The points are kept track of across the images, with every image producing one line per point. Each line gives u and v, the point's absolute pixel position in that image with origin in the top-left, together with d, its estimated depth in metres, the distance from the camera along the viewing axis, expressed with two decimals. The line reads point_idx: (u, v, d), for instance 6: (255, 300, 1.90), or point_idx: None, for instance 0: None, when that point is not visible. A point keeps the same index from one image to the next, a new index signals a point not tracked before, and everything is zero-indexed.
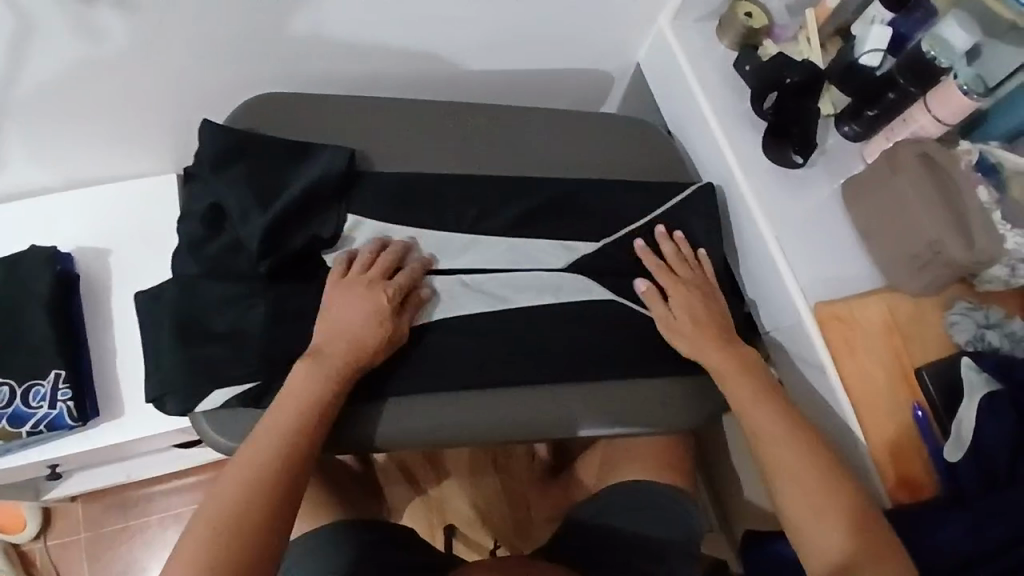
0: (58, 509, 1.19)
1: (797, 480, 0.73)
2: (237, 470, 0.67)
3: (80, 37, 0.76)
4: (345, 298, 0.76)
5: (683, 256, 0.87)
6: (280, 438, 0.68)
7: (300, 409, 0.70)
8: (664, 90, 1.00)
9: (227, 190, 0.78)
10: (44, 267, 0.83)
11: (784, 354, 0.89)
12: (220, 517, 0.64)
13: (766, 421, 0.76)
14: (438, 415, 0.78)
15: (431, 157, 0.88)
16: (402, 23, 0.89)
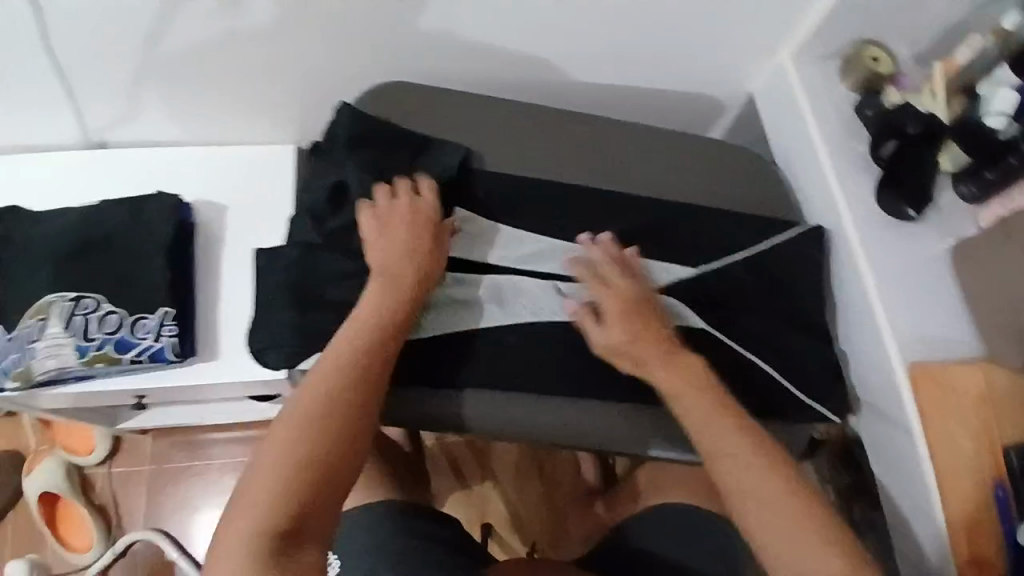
0: (125, 441, 1.28)
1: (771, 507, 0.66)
2: (305, 405, 0.67)
3: (230, 6, 0.81)
4: (399, 236, 0.78)
5: (615, 256, 0.82)
6: (349, 374, 0.69)
7: (361, 360, 0.69)
8: (776, 126, 0.99)
9: (351, 170, 0.83)
10: (167, 213, 0.89)
11: (868, 406, 0.87)
12: (293, 453, 0.63)
13: (721, 439, 0.69)
14: (519, 411, 0.80)
15: (542, 163, 0.90)
16: (526, 25, 0.90)
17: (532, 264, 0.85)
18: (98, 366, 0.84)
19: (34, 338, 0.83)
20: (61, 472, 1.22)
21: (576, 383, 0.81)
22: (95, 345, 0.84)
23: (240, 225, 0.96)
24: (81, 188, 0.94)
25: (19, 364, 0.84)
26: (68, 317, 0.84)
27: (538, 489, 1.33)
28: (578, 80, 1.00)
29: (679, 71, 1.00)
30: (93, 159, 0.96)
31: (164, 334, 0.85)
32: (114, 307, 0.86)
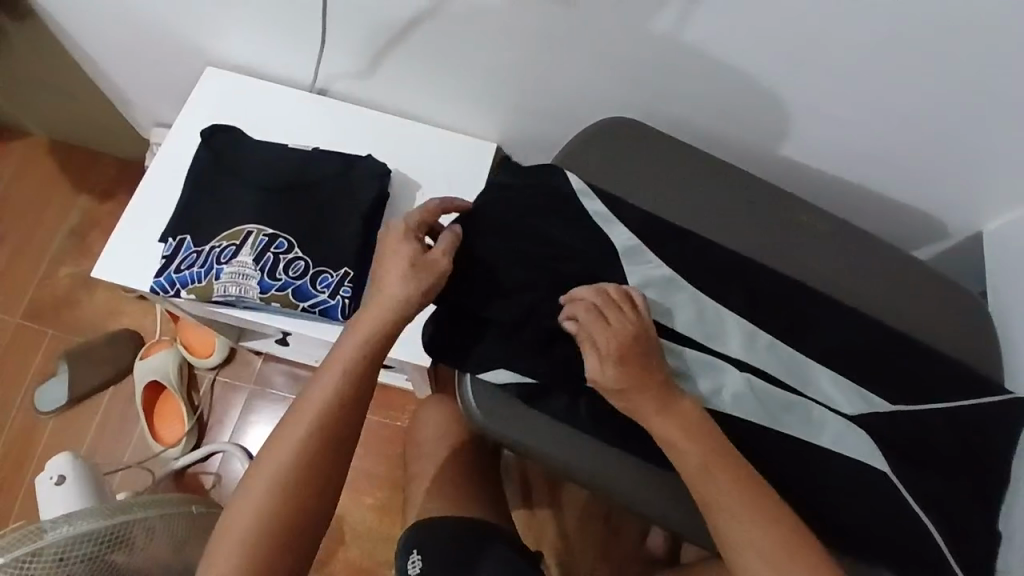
0: (239, 355, 1.32)
1: (732, 512, 0.65)
2: (292, 427, 0.71)
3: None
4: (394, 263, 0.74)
5: (607, 292, 0.72)
6: (314, 436, 0.70)
7: (333, 399, 0.72)
8: (1001, 273, 0.91)
9: (549, 195, 0.81)
10: (371, 177, 0.91)
11: None
12: (269, 492, 0.68)
13: (693, 457, 0.66)
14: (661, 495, 0.72)
15: (750, 246, 0.84)
16: (778, 91, 0.88)
17: (726, 347, 0.77)
18: (273, 305, 0.86)
19: (222, 260, 0.86)
20: (173, 364, 1.28)
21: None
22: (277, 285, 0.85)
23: (429, 206, 0.97)
24: (305, 124, 1.02)
25: (200, 280, 0.86)
26: (260, 252, 0.86)
27: (600, 540, 1.30)
28: (803, 159, 0.97)
29: (907, 183, 0.95)
30: (318, 98, 1.04)
31: (340, 293, 0.86)
32: (302, 254, 0.87)
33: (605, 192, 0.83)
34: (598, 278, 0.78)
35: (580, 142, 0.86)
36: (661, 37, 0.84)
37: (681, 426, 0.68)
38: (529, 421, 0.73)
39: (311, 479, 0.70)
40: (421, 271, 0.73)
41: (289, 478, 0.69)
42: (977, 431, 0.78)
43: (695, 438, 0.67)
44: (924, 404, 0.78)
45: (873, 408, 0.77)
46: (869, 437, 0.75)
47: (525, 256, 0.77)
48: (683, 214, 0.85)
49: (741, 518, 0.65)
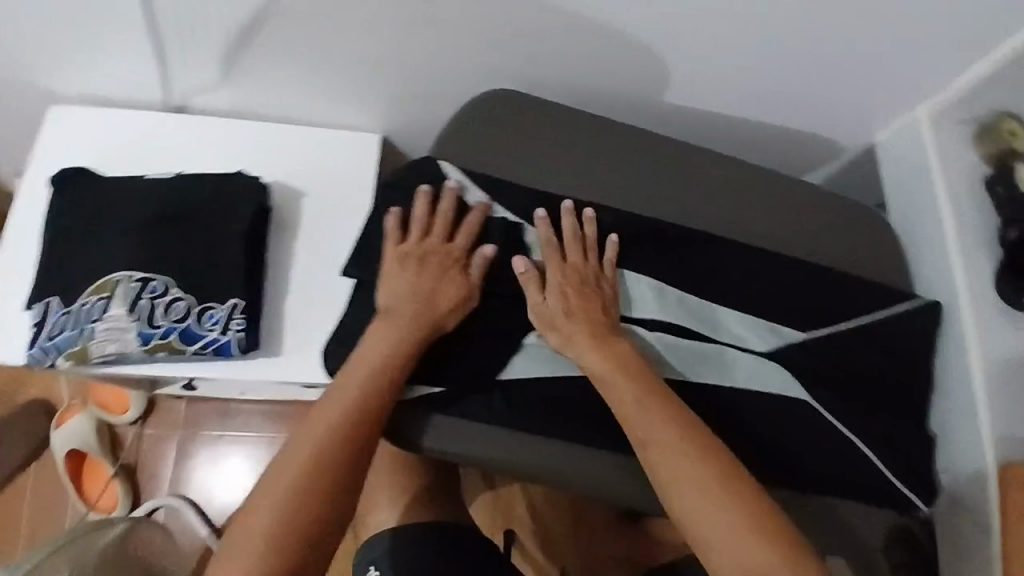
0: (161, 403, 1.23)
1: (701, 506, 0.64)
2: (336, 398, 0.67)
3: None
4: (418, 269, 0.72)
5: (584, 237, 0.77)
6: (353, 404, 0.66)
7: (370, 373, 0.67)
8: (896, 185, 0.92)
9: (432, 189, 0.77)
10: (247, 196, 0.84)
11: (955, 504, 0.82)
12: (299, 471, 0.64)
13: (674, 444, 0.66)
14: (593, 473, 0.71)
15: (646, 202, 0.82)
16: (659, 37, 0.83)
17: (634, 312, 0.76)
18: (160, 354, 0.80)
19: (94, 317, 0.79)
20: (92, 430, 1.18)
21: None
22: (159, 333, 0.79)
23: (319, 215, 0.89)
24: (160, 146, 0.91)
25: (74, 342, 0.79)
26: (133, 299, 0.79)
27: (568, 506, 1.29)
28: (697, 103, 0.95)
29: (798, 108, 0.94)
30: (174, 116, 0.92)
31: (231, 327, 0.80)
32: (181, 293, 0.80)
33: (488, 178, 0.79)
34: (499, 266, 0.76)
35: (453, 128, 0.81)
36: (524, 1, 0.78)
37: (662, 429, 0.67)
38: (436, 427, 0.70)
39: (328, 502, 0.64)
40: (443, 282, 0.72)
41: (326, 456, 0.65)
42: (886, 342, 0.80)
43: (672, 440, 0.66)
44: (833, 326, 0.79)
45: (785, 339, 0.77)
46: (785, 369, 0.75)
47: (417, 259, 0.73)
48: (574, 181, 0.82)
49: (726, 544, 0.63)
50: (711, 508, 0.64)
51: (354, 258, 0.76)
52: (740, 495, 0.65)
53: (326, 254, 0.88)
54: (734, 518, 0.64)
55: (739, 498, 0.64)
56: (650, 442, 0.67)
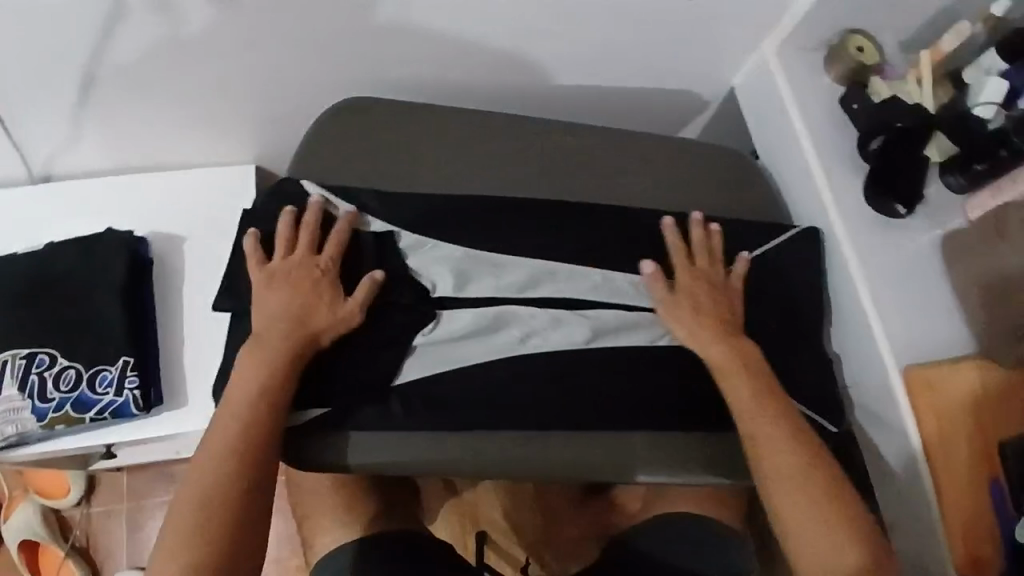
0: (103, 478, 1.19)
1: (779, 484, 0.73)
2: (236, 400, 0.69)
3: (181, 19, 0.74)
4: (293, 287, 0.73)
5: (711, 245, 0.85)
6: (253, 402, 0.68)
7: (267, 371, 0.69)
8: (760, 125, 0.96)
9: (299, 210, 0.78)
10: (118, 252, 0.82)
11: (862, 411, 0.88)
12: (211, 472, 0.66)
13: (767, 432, 0.75)
14: (512, 453, 0.76)
15: (513, 185, 0.85)
16: (504, 25, 0.85)
17: (528, 292, 0.81)
18: (59, 427, 0.79)
19: None
20: (41, 519, 1.14)
21: (573, 419, 0.77)
22: (53, 406, 0.78)
23: (202, 261, 0.88)
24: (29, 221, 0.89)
25: None
26: (22, 377, 0.78)
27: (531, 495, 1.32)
28: (559, 82, 0.96)
29: (655, 67, 0.96)
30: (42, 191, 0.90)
31: (126, 387, 0.79)
32: (70, 361, 0.80)
33: (358, 190, 0.81)
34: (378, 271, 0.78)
35: (308, 147, 0.82)
36: (362, 16, 0.79)
37: (773, 423, 0.75)
38: (341, 443, 0.73)
39: (225, 541, 0.65)
40: (318, 299, 0.73)
41: (236, 453, 0.67)
42: (767, 274, 0.87)
43: (781, 432, 0.75)
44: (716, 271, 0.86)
45: None
46: None
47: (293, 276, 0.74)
48: (441, 175, 0.84)
49: (807, 522, 0.71)
50: (783, 488, 0.73)
51: (226, 294, 0.75)
52: (806, 474, 0.73)
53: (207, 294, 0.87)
54: (817, 485, 0.72)
55: (807, 480, 0.72)
56: (759, 433, 0.75)
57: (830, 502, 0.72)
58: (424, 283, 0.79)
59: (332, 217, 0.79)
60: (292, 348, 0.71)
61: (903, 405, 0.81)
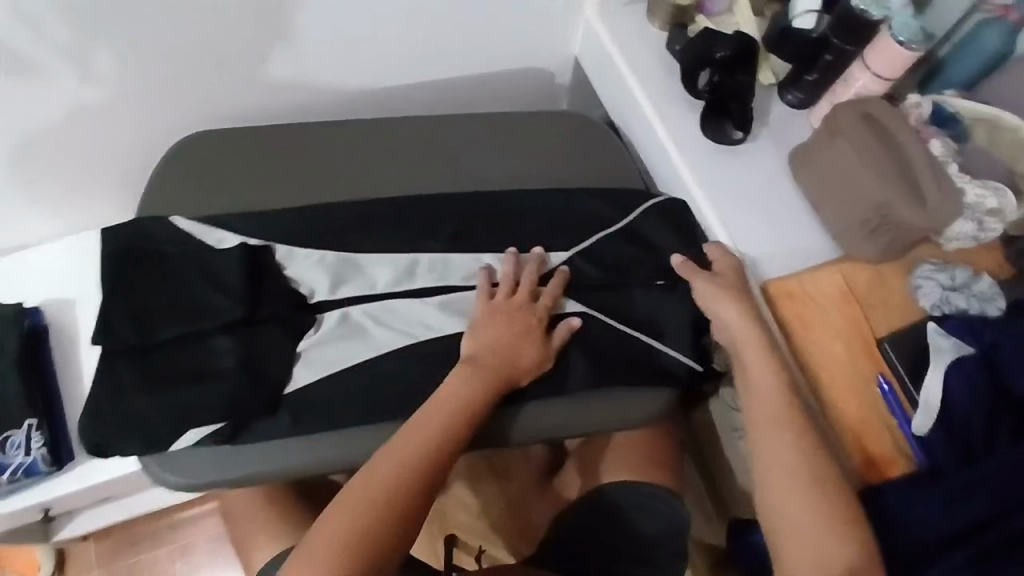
0: (72, 551, 1.21)
1: (790, 488, 0.71)
2: (420, 431, 0.73)
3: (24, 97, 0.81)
4: (502, 323, 0.80)
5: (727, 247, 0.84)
6: (444, 438, 0.73)
7: (457, 412, 0.74)
8: (602, 84, 0.99)
9: (172, 241, 0.79)
10: (10, 323, 0.86)
11: None
12: (374, 500, 0.69)
13: (779, 441, 0.73)
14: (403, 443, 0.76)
15: (362, 186, 0.88)
16: (325, 41, 0.90)
17: (403, 287, 0.82)
18: None
19: None
20: None
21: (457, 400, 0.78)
22: None
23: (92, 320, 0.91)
24: None
25: None
26: None
27: (495, 487, 1.35)
28: (403, 83, 1.01)
29: (491, 50, 1.00)
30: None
31: (34, 447, 0.83)
32: None
33: (222, 218, 0.82)
34: (261, 293, 0.79)
35: (154, 181, 0.84)
36: (185, 55, 0.85)
37: (793, 436, 0.73)
38: (245, 457, 0.75)
39: (384, 541, 0.68)
40: (523, 332, 0.80)
41: (404, 488, 0.70)
42: (629, 224, 0.88)
43: (792, 436, 0.73)
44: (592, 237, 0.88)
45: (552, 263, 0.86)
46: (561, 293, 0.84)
47: (178, 309, 0.76)
48: (288, 189, 0.86)
49: (815, 526, 0.68)
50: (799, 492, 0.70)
51: (101, 334, 0.74)
52: (823, 478, 0.70)
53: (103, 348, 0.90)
54: (822, 480, 0.70)
55: (826, 485, 0.70)
56: (774, 426, 0.74)
57: (847, 509, 0.69)
58: (302, 291, 0.81)
59: (207, 247, 0.80)
60: (492, 391, 0.76)
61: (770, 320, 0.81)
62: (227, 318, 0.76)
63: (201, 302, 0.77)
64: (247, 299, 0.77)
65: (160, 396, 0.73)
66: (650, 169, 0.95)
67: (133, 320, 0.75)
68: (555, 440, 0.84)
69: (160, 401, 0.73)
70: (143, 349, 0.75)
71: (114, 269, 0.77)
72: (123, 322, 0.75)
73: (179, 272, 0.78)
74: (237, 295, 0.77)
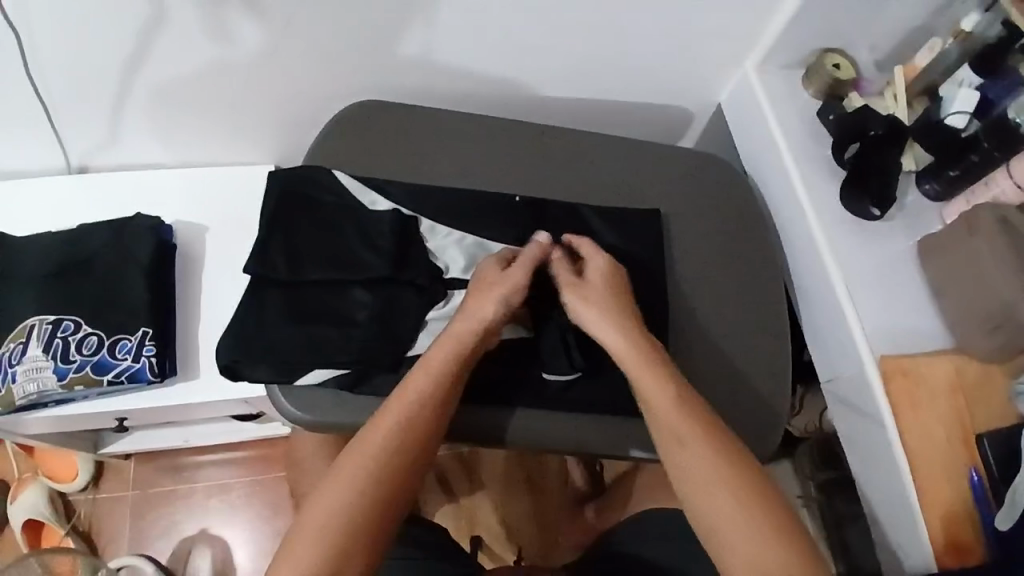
0: (110, 465, 1.23)
1: (729, 517, 0.67)
2: (385, 420, 0.70)
3: (217, 36, 0.84)
4: (482, 288, 0.77)
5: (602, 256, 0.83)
6: (410, 424, 0.70)
7: (422, 400, 0.71)
8: (745, 135, 1.03)
9: (332, 193, 0.84)
10: (147, 234, 0.89)
11: (841, 404, 0.91)
12: (350, 491, 0.66)
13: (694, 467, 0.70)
14: (514, 427, 0.82)
15: (508, 180, 0.91)
16: (502, 42, 0.92)
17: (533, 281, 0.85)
18: (79, 389, 0.85)
19: (14, 361, 0.84)
20: (46, 501, 1.17)
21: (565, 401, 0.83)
22: (74, 368, 0.84)
23: (219, 247, 0.96)
24: (58, 209, 0.96)
25: None
26: (48, 340, 0.85)
27: (528, 499, 1.37)
28: (555, 94, 1.04)
29: (644, 84, 1.04)
30: (71, 178, 0.97)
31: (143, 354, 0.85)
32: (92, 329, 0.86)
33: (378, 181, 0.86)
34: (405, 255, 0.82)
35: (325, 136, 0.88)
36: (371, 30, 0.87)
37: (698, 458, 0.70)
38: (359, 406, 0.77)
39: (367, 530, 0.66)
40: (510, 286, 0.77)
41: (376, 475, 0.67)
42: (751, 273, 0.94)
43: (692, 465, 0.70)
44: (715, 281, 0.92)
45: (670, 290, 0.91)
46: (677, 323, 0.90)
47: (326, 256, 0.81)
48: (442, 168, 0.90)
49: (763, 554, 0.65)
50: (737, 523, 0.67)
51: (257, 259, 0.79)
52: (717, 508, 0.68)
53: (225, 276, 0.94)
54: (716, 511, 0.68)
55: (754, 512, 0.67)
56: (680, 431, 0.71)
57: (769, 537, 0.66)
58: (438, 264, 0.84)
59: (362, 205, 0.84)
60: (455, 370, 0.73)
61: (878, 393, 0.83)
62: (370, 272, 0.80)
63: (350, 254, 0.81)
64: (391, 259, 0.81)
65: (298, 331, 0.77)
66: (779, 224, 0.99)
67: (289, 256, 0.80)
68: (628, 455, 0.85)
69: (295, 334, 0.77)
70: (290, 285, 0.79)
71: (276, 207, 0.82)
72: (279, 256, 0.80)
73: (334, 220, 0.83)
74: (384, 253, 0.81)
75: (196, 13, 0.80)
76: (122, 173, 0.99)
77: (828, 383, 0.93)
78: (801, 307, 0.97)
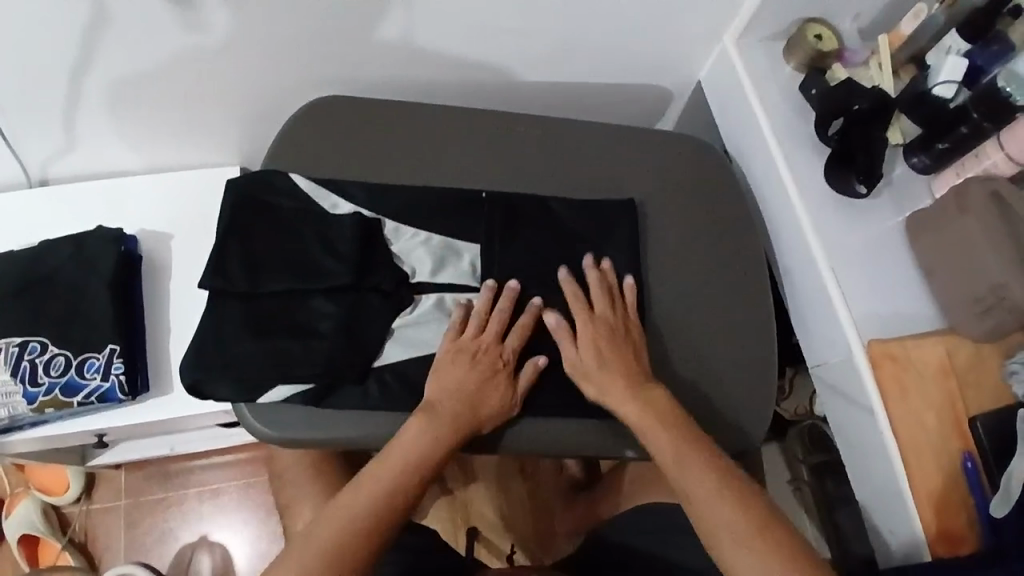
0: (101, 476, 1.23)
1: (725, 526, 0.70)
2: (403, 447, 0.73)
3: (163, 38, 0.80)
4: (452, 363, 0.78)
5: (608, 285, 0.84)
6: (425, 451, 0.73)
7: (442, 432, 0.74)
8: (725, 113, 0.99)
9: (292, 199, 0.81)
10: (108, 248, 0.87)
11: (831, 391, 0.88)
12: (360, 507, 0.70)
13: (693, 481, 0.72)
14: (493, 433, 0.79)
15: (477, 174, 0.87)
16: (466, 29, 0.88)
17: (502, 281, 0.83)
18: (50, 411, 0.83)
19: None
20: (40, 515, 1.17)
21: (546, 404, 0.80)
22: (43, 389, 0.83)
23: (187, 258, 0.93)
24: (20, 224, 0.94)
25: None
26: (15, 363, 0.83)
27: (523, 490, 1.36)
28: (527, 79, 0.99)
29: (619, 64, 0.99)
30: (31, 192, 0.95)
31: (113, 372, 0.83)
32: (60, 349, 0.84)
33: (340, 183, 0.83)
34: (371, 260, 0.80)
35: (283, 137, 0.84)
36: (325, 23, 0.83)
37: (700, 474, 0.73)
38: (329, 419, 0.75)
39: (369, 543, 0.69)
40: (473, 362, 0.78)
41: (388, 495, 0.71)
42: (734, 257, 0.91)
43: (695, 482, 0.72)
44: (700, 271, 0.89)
45: (650, 280, 0.88)
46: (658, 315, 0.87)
47: (288, 265, 0.78)
48: (407, 166, 0.86)
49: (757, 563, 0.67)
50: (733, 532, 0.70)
51: (216, 273, 0.77)
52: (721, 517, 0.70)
53: (194, 287, 0.92)
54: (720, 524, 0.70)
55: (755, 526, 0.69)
56: (689, 462, 0.73)
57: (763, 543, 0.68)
58: (404, 268, 0.82)
59: (322, 210, 0.82)
60: (465, 416, 0.75)
61: (866, 379, 0.81)
62: (334, 280, 0.78)
63: (312, 262, 0.79)
64: (356, 265, 0.78)
65: (262, 345, 0.75)
66: (763, 205, 0.95)
67: (248, 267, 0.77)
68: (623, 456, 0.83)
69: (260, 348, 0.75)
70: (251, 297, 0.77)
71: (235, 216, 0.80)
72: (240, 267, 0.77)
73: (295, 227, 0.80)
74: (347, 259, 0.79)
75: (138, 14, 0.76)
76: (83, 184, 0.97)
77: (816, 369, 0.90)
78: (787, 289, 0.94)
